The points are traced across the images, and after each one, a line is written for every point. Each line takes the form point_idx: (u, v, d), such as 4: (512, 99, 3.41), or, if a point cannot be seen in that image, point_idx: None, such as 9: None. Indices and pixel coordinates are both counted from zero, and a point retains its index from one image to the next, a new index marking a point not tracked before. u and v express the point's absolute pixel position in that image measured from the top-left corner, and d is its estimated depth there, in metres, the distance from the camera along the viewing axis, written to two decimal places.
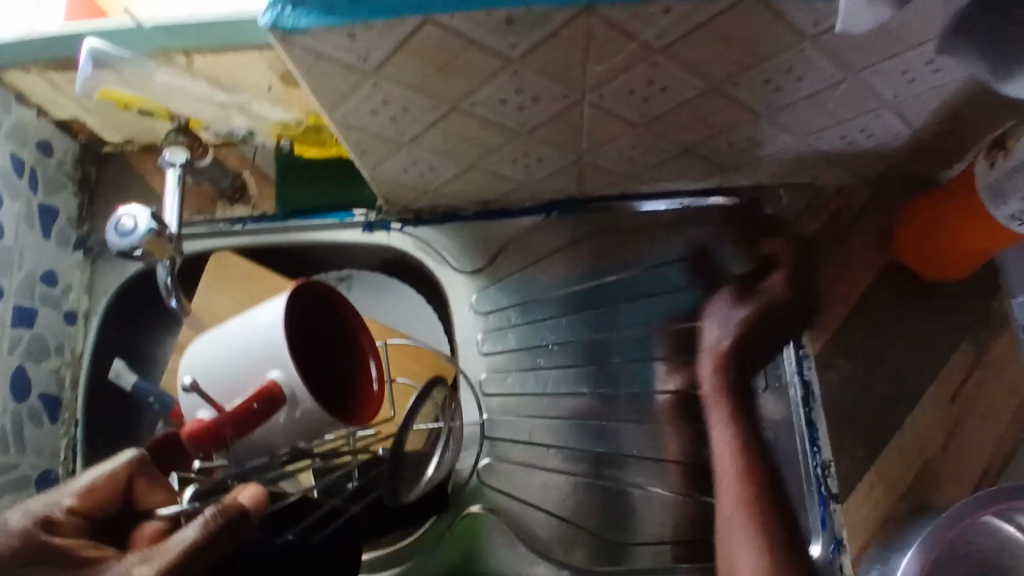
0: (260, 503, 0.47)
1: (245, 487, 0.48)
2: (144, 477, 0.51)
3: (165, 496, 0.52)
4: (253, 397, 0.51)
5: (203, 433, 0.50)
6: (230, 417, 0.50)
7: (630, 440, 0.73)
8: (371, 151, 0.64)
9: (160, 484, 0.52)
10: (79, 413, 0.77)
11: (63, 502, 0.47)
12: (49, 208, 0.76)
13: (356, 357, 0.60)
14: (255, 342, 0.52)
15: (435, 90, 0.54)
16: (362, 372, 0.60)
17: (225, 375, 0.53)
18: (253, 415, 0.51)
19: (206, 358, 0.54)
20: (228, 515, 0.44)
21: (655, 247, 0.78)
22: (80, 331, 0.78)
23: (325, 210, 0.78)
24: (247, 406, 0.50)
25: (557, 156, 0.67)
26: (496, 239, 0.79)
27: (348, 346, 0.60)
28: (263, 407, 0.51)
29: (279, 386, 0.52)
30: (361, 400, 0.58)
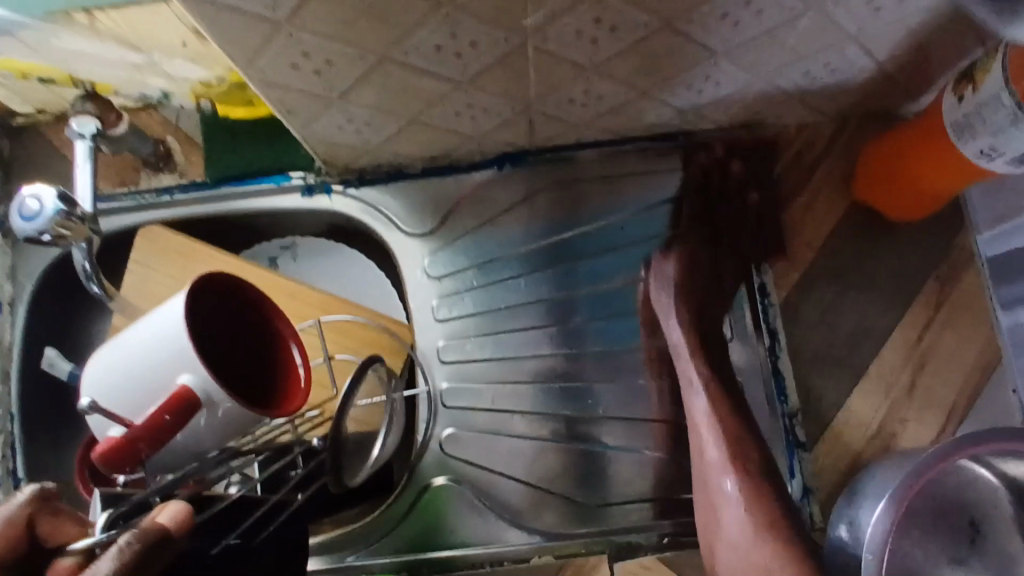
0: (186, 527, 0.39)
1: (165, 507, 0.40)
2: (46, 514, 0.42)
3: (76, 531, 0.42)
4: (163, 409, 0.45)
5: (116, 455, 0.45)
6: (142, 432, 0.45)
7: (596, 400, 0.71)
8: (299, 110, 0.59)
9: (68, 516, 0.43)
10: (15, 407, 0.72)
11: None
12: None
13: (279, 346, 0.55)
14: (168, 342, 0.47)
15: (359, 39, 0.49)
16: (287, 361, 0.54)
17: (141, 374, 0.48)
18: (167, 428, 0.46)
19: (117, 365, 0.49)
20: (150, 538, 0.36)
21: (614, 197, 0.74)
22: (6, 321, 0.72)
23: (259, 175, 0.73)
24: (156, 419, 0.45)
25: (504, 107, 0.62)
26: (448, 197, 0.74)
27: (267, 336, 0.55)
28: (176, 418, 0.46)
29: (191, 390, 0.46)
30: (287, 390, 0.53)
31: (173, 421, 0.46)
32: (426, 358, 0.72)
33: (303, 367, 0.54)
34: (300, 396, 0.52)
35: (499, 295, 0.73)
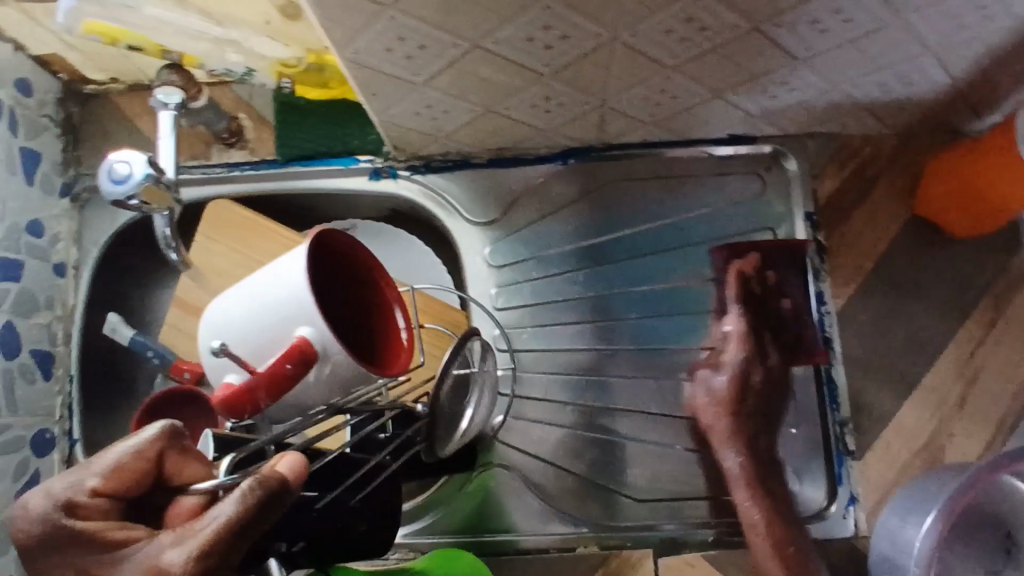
0: (302, 482, 0.36)
1: (284, 455, 0.37)
2: (174, 451, 0.39)
3: (203, 471, 0.40)
4: (284, 360, 0.49)
5: (236, 399, 0.50)
6: (263, 381, 0.49)
7: (646, 399, 0.72)
8: (380, 92, 0.59)
9: (195, 455, 0.40)
10: (73, 368, 0.73)
11: (86, 482, 0.37)
12: (30, 152, 0.71)
13: (383, 309, 0.55)
14: (276, 304, 0.49)
15: (454, 25, 0.50)
16: (391, 324, 0.55)
17: (251, 329, 0.51)
18: (287, 376, 0.49)
19: (234, 315, 0.51)
20: (267, 489, 0.33)
21: (673, 197, 0.75)
22: (71, 282, 0.74)
23: (328, 155, 0.74)
24: (277, 370, 0.49)
25: (579, 101, 0.63)
26: (510, 188, 0.75)
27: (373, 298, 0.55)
28: (296, 368, 0.49)
29: (311, 343, 0.49)
30: (388, 355, 0.54)
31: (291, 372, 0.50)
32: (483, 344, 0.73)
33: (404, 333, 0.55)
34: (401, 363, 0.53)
35: (556, 288, 0.74)
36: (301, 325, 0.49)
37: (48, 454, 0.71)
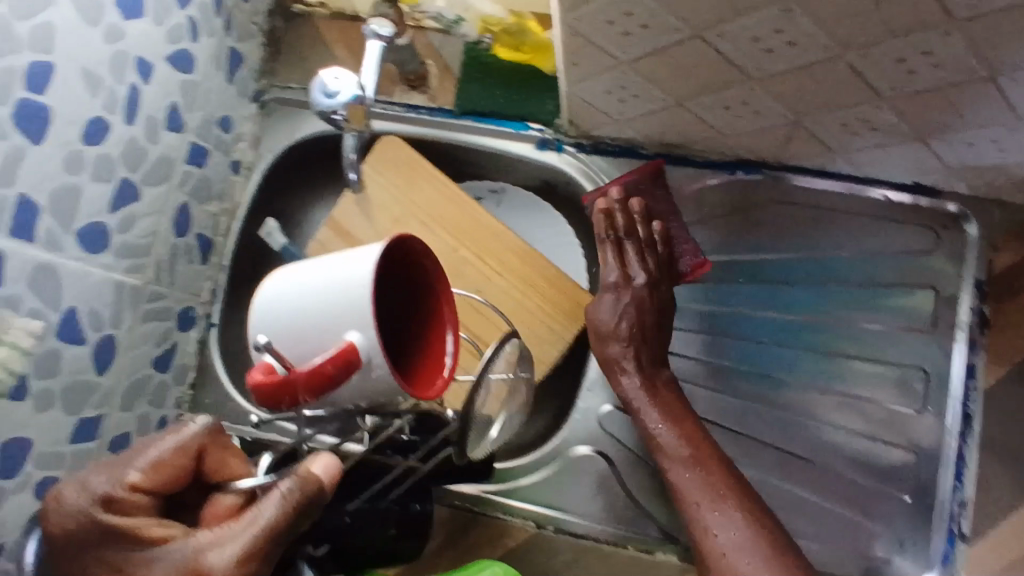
0: (335, 480, 0.46)
1: (320, 457, 0.46)
2: (215, 447, 0.48)
3: (238, 469, 0.49)
4: (327, 360, 0.46)
5: (272, 396, 0.46)
6: (303, 377, 0.45)
7: (761, 426, 0.72)
8: (581, 64, 0.60)
9: (230, 452, 0.49)
10: (226, 260, 0.79)
11: (126, 477, 0.44)
12: (237, 53, 0.76)
13: (433, 328, 0.56)
14: (340, 295, 0.49)
15: (686, 9, 0.50)
16: (436, 345, 0.55)
17: (307, 313, 0.50)
18: (329, 377, 0.46)
19: (288, 300, 0.51)
20: (304, 494, 0.44)
21: (834, 232, 0.73)
22: (242, 181, 0.79)
23: (501, 117, 0.76)
24: (319, 367, 0.45)
25: (774, 112, 0.62)
26: (670, 186, 0.75)
27: (432, 316, 0.57)
28: (338, 369, 0.46)
29: (357, 349, 0.47)
30: (426, 379, 0.54)
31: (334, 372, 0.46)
32: None
33: (449, 359, 0.55)
34: (434, 390, 0.53)
35: (692, 295, 0.76)
36: (353, 330, 0.48)
37: (189, 330, 0.76)
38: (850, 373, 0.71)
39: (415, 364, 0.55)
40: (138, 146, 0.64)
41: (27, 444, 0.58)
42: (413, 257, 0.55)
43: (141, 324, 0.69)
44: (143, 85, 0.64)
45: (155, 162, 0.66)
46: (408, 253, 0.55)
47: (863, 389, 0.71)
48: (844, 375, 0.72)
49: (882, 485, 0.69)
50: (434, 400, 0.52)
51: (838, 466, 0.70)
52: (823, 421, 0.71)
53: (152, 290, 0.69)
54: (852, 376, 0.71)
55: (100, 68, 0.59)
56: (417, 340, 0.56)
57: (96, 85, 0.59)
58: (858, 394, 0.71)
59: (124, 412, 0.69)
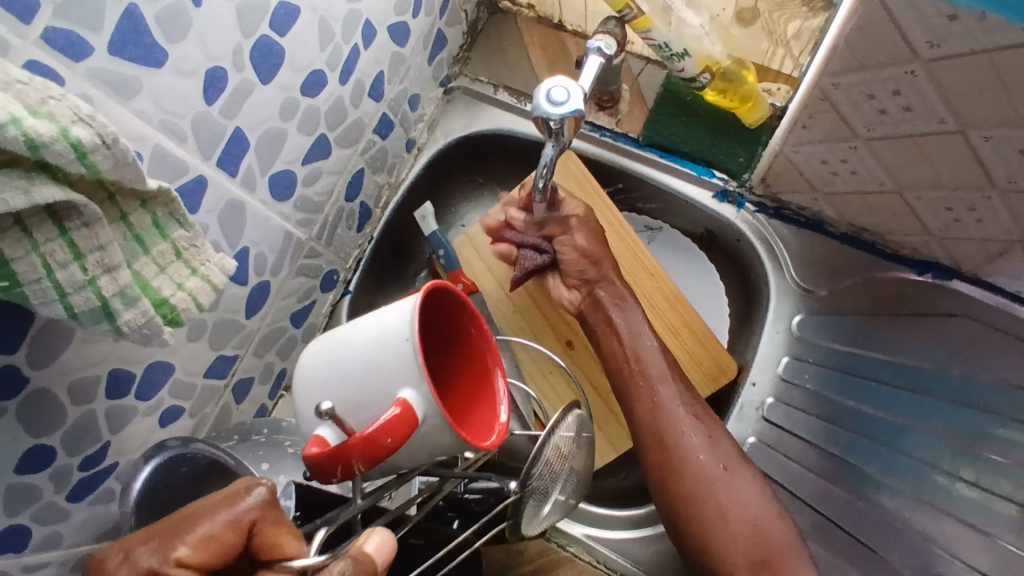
0: (385, 560, 0.41)
1: (371, 533, 0.41)
2: (266, 522, 0.41)
3: (287, 543, 0.41)
4: (386, 431, 0.46)
5: (329, 461, 0.47)
6: (362, 443, 0.46)
7: (894, 544, 0.66)
8: (810, 126, 0.58)
9: (284, 525, 0.42)
10: (376, 232, 0.78)
11: (175, 552, 0.39)
12: (443, 36, 0.76)
13: (485, 375, 0.57)
14: (382, 362, 0.49)
15: (962, 101, 0.47)
16: (491, 392, 0.56)
17: (357, 379, 0.50)
18: (385, 448, 0.47)
19: (336, 367, 0.51)
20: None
21: (1006, 358, 0.62)
22: (411, 159, 0.79)
23: (688, 158, 0.75)
24: (378, 438, 0.46)
25: (998, 228, 0.57)
26: (850, 271, 0.71)
27: (475, 368, 0.57)
28: (394, 442, 0.47)
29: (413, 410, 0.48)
30: (484, 425, 0.54)
31: (392, 442, 0.47)
32: (747, 401, 0.74)
33: (503, 402, 0.55)
34: (496, 434, 0.53)
35: (845, 388, 0.71)
36: (406, 390, 0.49)
37: (328, 293, 0.76)
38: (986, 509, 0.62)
39: (466, 416, 0.55)
40: (341, 107, 0.64)
41: (170, 369, 0.59)
42: (452, 306, 0.56)
43: (293, 277, 0.69)
44: (363, 49, 0.64)
45: (349, 125, 0.67)
46: (443, 302, 0.56)
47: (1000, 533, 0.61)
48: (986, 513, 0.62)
49: None
50: (499, 442, 0.52)
51: None
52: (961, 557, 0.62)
53: (311, 248, 0.69)
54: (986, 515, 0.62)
55: (334, 25, 0.59)
56: (460, 394, 0.57)
57: (327, 40, 0.59)
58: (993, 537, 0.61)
59: (254, 359, 0.69)
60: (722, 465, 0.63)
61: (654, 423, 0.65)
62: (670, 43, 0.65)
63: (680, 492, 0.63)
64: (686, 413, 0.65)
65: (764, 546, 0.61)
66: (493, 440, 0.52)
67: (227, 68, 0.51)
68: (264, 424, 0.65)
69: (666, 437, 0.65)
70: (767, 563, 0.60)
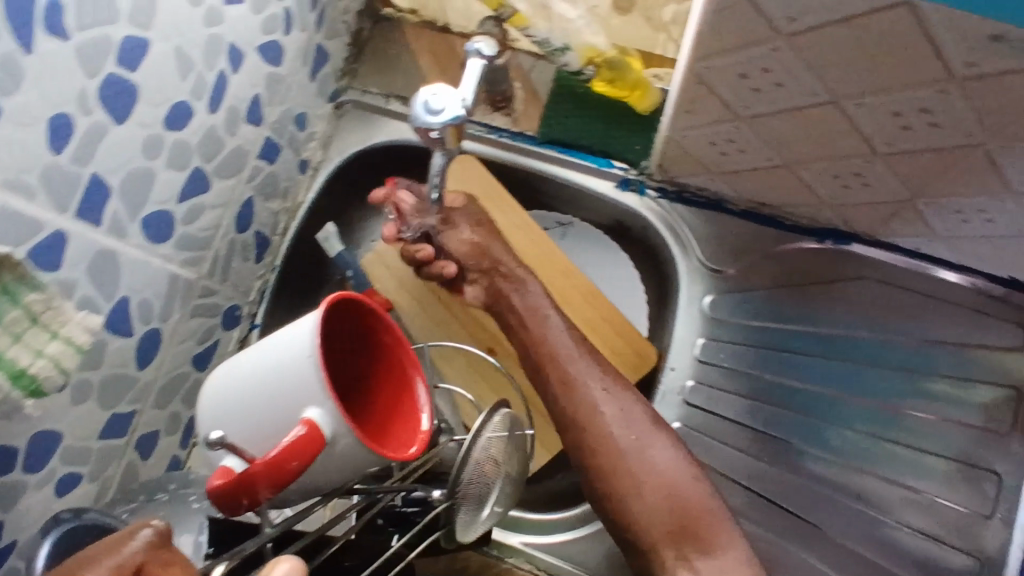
0: None
1: (277, 563, 0.35)
2: (157, 564, 0.35)
3: None
4: (291, 455, 0.44)
5: (235, 489, 0.44)
6: (265, 470, 0.43)
7: (820, 509, 0.67)
8: (692, 111, 0.58)
9: (180, 566, 0.36)
10: (278, 260, 0.75)
11: None
12: (323, 51, 0.73)
13: (407, 384, 0.55)
14: (285, 381, 0.47)
15: (829, 74, 0.47)
16: (413, 399, 0.54)
17: (262, 402, 0.48)
18: (291, 472, 0.44)
19: (241, 392, 0.49)
20: None
21: (909, 316, 0.66)
22: (306, 181, 0.76)
23: (586, 151, 0.74)
24: (284, 462, 0.44)
25: (885, 192, 0.58)
26: (753, 248, 0.72)
27: (392, 379, 0.56)
28: (301, 464, 0.44)
29: (318, 428, 0.45)
30: (406, 437, 0.52)
31: (299, 464, 0.44)
32: (668, 386, 0.74)
33: (425, 408, 0.54)
34: (420, 441, 0.51)
35: (762, 361, 0.72)
36: (312, 408, 0.46)
37: (232, 330, 0.72)
38: (922, 467, 0.64)
39: (386, 430, 0.53)
40: (216, 138, 0.61)
41: (58, 437, 0.55)
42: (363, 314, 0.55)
43: (187, 319, 0.65)
44: (232, 74, 0.61)
45: (228, 155, 0.63)
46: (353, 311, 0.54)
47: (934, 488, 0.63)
48: (917, 470, 0.64)
49: None
50: (420, 453, 0.50)
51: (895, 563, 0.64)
52: (910, 517, 0.64)
53: (205, 285, 0.66)
54: (916, 473, 0.64)
55: (193, 52, 0.56)
56: (377, 410, 0.55)
57: (188, 70, 0.56)
58: (928, 493, 0.63)
59: (155, 410, 0.65)
60: (635, 432, 0.62)
61: (567, 405, 0.64)
62: (551, 38, 0.70)
63: (594, 469, 0.62)
64: (597, 386, 0.64)
65: (682, 512, 0.58)
66: (416, 449, 0.50)
67: (73, 112, 0.47)
68: (171, 479, 0.62)
69: (578, 415, 0.63)
70: (687, 528, 0.58)
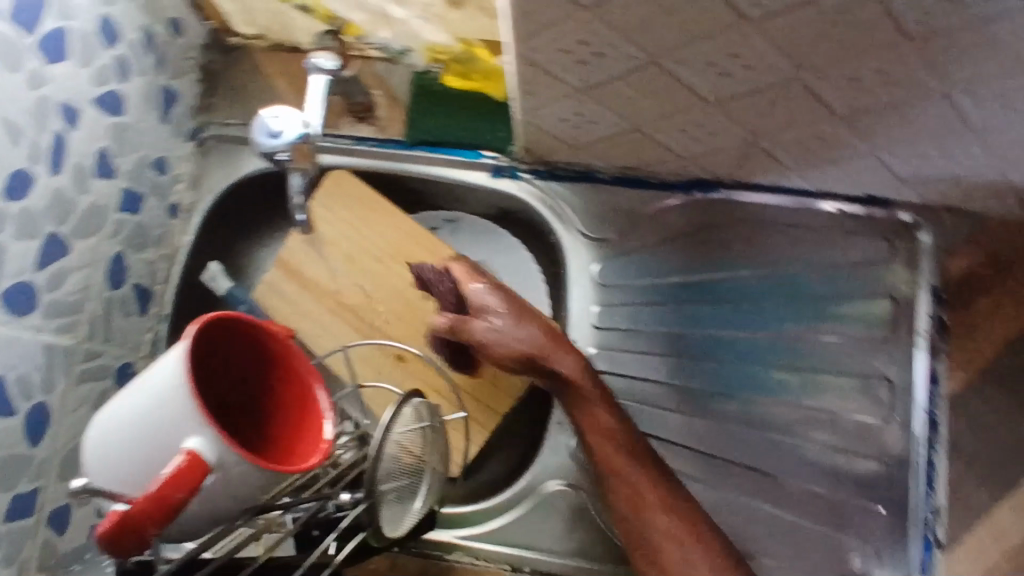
0: None
1: None
2: None
3: None
4: (172, 488, 0.41)
5: (120, 533, 0.42)
6: (148, 506, 0.41)
7: (734, 446, 0.70)
8: (535, 92, 0.59)
9: None
10: (167, 309, 0.74)
11: None
12: (170, 91, 0.72)
13: (302, 392, 0.53)
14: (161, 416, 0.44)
15: (639, 37, 0.49)
16: (310, 406, 0.52)
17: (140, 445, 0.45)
18: (177, 504, 0.42)
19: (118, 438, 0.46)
20: None
21: (780, 247, 0.72)
22: (181, 224, 0.75)
23: (452, 146, 0.75)
24: (167, 495, 0.41)
25: (730, 135, 0.61)
26: (628, 211, 0.74)
27: (291, 386, 0.53)
28: (187, 493, 0.42)
29: (200, 455, 0.43)
30: (310, 446, 0.50)
31: (184, 495, 0.42)
32: None
33: (327, 413, 0.52)
34: (320, 451, 0.49)
35: (658, 317, 0.74)
36: (191, 438, 0.44)
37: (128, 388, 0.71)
38: (822, 387, 0.70)
39: (293, 441, 0.51)
40: (66, 199, 0.60)
41: None
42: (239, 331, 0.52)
43: (76, 387, 0.63)
44: (70, 132, 0.59)
45: (85, 213, 0.62)
46: (228, 332, 0.51)
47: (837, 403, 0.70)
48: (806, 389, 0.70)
49: (856, 496, 0.68)
50: (323, 459, 0.49)
51: (817, 480, 0.69)
52: (813, 432, 0.69)
53: (87, 348, 0.64)
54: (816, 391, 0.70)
55: (17, 117, 0.54)
56: (282, 422, 0.53)
57: (16, 136, 0.55)
58: (830, 407, 0.70)
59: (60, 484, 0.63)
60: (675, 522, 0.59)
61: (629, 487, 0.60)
62: (390, 43, 0.72)
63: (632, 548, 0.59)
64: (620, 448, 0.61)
65: None
66: (317, 457, 0.48)
67: None
68: None
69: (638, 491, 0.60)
70: None
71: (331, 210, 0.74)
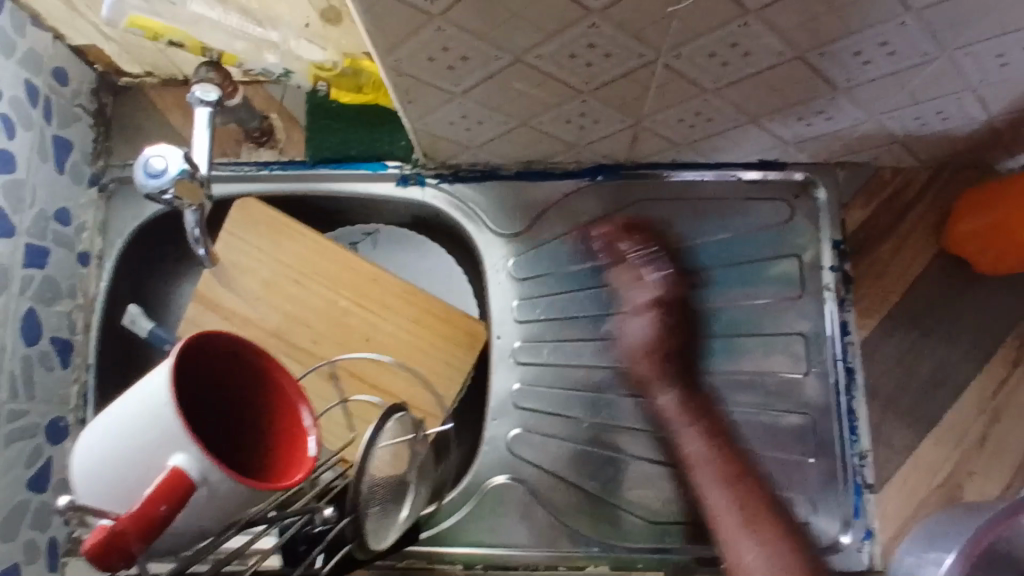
0: None
1: None
2: None
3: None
4: (159, 499, 0.38)
5: (101, 555, 0.38)
6: (132, 524, 0.38)
7: None
8: (418, 100, 0.60)
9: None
10: (91, 358, 0.73)
11: None
12: (62, 140, 0.71)
13: (284, 409, 0.49)
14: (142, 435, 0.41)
15: (497, 37, 0.50)
16: (293, 422, 0.49)
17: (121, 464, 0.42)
18: (161, 520, 0.39)
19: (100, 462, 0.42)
20: None
21: (685, 221, 0.74)
22: (93, 272, 0.75)
23: (356, 159, 0.75)
24: (151, 512, 0.38)
25: (616, 119, 0.63)
26: (537, 203, 0.75)
27: (275, 400, 0.50)
28: (172, 509, 0.39)
29: (185, 472, 0.40)
30: (294, 465, 0.47)
31: (170, 511, 0.39)
32: (499, 353, 0.74)
33: (310, 430, 0.48)
34: (304, 469, 0.46)
35: (577, 303, 0.74)
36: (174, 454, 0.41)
37: (60, 442, 0.70)
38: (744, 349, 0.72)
39: (280, 457, 0.48)
40: None
41: None
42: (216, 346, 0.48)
43: (5, 449, 0.63)
44: None
45: None
46: (206, 349, 0.47)
47: (761, 363, 0.72)
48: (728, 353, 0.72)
49: (789, 451, 0.70)
50: (305, 479, 0.45)
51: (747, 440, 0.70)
52: (738, 396, 0.71)
53: (9, 410, 0.64)
54: (736, 354, 0.72)
55: None
56: (270, 437, 0.49)
57: None
58: (754, 369, 0.72)
59: (3, 545, 0.62)
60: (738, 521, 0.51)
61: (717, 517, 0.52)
62: (267, 68, 0.72)
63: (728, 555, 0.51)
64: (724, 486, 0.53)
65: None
66: (297, 477, 0.45)
67: None
68: None
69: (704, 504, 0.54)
70: None
71: (241, 237, 0.74)
